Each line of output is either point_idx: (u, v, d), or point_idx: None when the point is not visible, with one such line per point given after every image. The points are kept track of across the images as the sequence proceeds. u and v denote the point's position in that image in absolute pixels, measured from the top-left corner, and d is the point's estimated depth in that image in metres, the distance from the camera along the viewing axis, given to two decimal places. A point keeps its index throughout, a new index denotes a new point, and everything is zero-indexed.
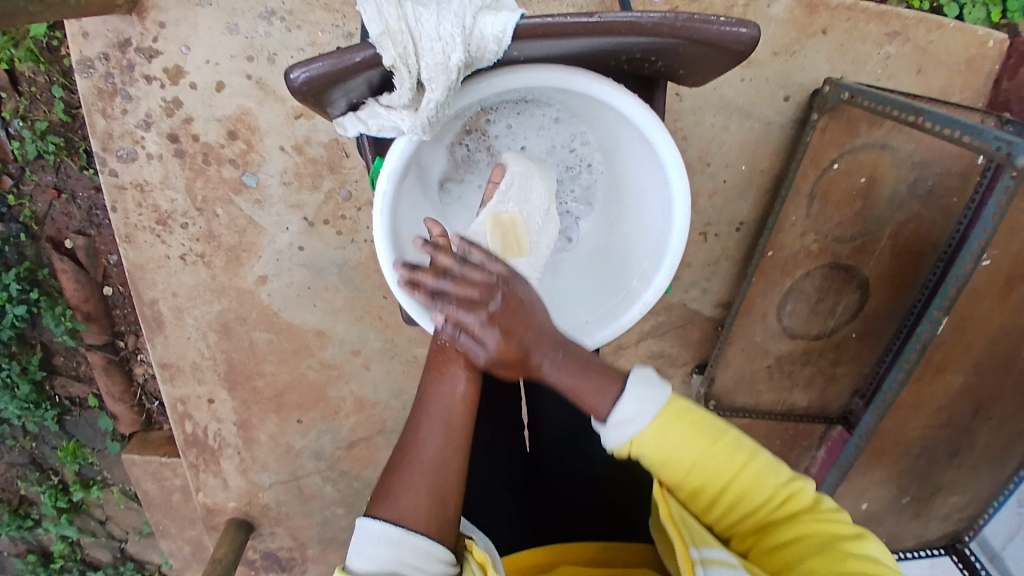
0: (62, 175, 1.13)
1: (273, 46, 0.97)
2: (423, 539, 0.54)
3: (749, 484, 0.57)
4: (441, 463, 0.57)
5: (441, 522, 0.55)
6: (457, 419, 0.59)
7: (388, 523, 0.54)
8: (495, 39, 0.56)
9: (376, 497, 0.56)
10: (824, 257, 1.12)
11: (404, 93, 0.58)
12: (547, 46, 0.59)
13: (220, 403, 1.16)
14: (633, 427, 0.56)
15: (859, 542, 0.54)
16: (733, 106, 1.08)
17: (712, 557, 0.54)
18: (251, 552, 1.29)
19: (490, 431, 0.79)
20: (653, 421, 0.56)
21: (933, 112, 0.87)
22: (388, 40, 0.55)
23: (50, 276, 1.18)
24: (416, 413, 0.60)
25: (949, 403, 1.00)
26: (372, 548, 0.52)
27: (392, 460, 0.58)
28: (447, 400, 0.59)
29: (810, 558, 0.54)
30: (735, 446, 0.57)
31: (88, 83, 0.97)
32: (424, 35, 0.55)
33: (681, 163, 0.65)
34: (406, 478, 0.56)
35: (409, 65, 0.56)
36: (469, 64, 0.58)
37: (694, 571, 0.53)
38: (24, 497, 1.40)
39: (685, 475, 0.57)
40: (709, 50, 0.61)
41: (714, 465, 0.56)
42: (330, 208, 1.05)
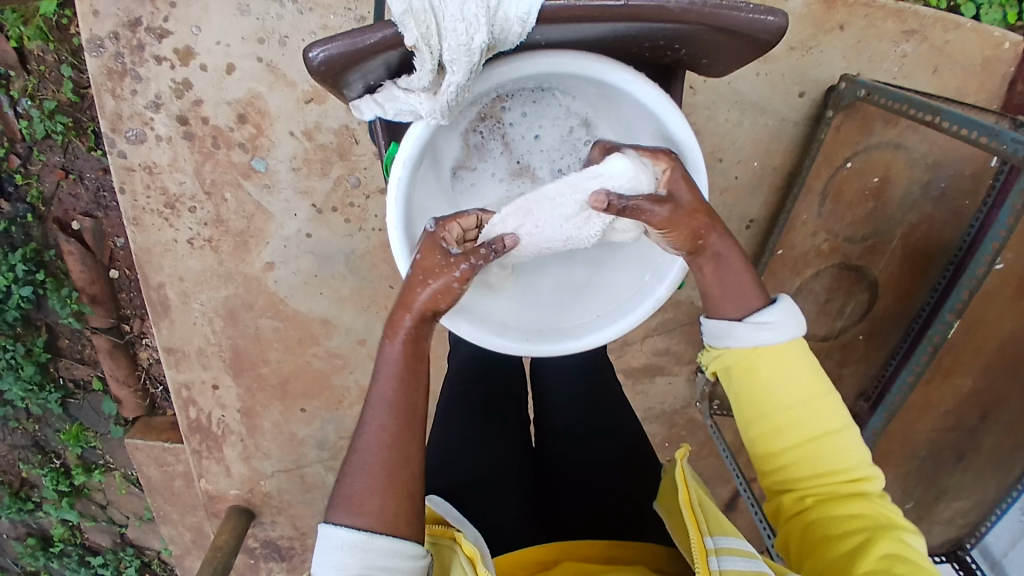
0: (70, 156, 1.13)
1: (284, 30, 0.97)
2: (389, 539, 0.53)
3: (834, 448, 0.59)
4: (399, 456, 0.56)
5: (404, 514, 0.54)
6: (413, 405, 0.57)
7: (352, 529, 0.53)
8: (520, 22, 0.55)
9: (336, 500, 0.55)
10: (834, 257, 1.11)
11: (424, 76, 0.57)
12: (570, 29, 0.58)
13: (224, 389, 1.16)
14: (769, 337, 0.58)
15: (917, 541, 0.57)
16: (747, 101, 1.07)
17: (726, 545, 0.56)
18: (252, 540, 1.29)
19: (495, 424, 0.79)
20: (788, 346, 0.59)
21: (951, 111, 0.86)
22: (410, 19, 0.53)
23: (57, 258, 1.18)
24: (364, 408, 0.58)
25: (957, 407, 1.01)
26: (337, 556, 0.52)
27: (348, 459, 0.57)
28: (398, 380, 0.58)
29: (869, 538, 0.56)
30: (831, 408, 0.59)
31: (98, 63, 0.96)
32: (448, 15, 0.53)
33: (700, 153, 0.64)
34: (362, 478, 0.55)
35: (430, 47, 0.55)
36: (492, 46, 0.57)
37: (709, 562, 0.54)
38: (26, 479, 1.40)
39: (786, 411, 0.59)
40: (734, 39, 0.60)
41: (814, 412, 0.59)
42: (339, 196, 1.05)
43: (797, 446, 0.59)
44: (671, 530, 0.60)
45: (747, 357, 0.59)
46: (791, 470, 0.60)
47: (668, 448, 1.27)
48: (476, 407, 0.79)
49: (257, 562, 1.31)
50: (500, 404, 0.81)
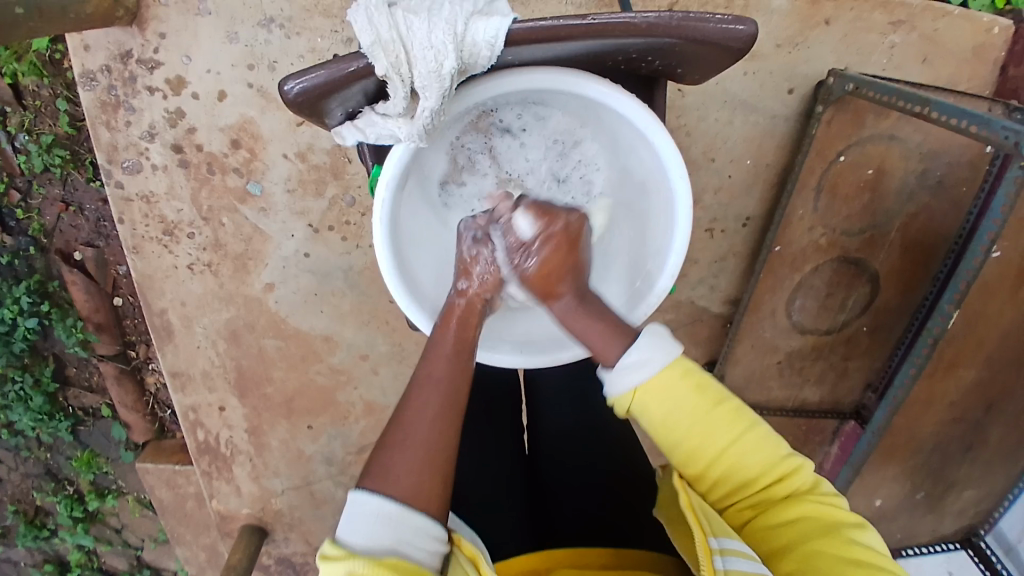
0: (69, 188, 1.14)
1: (273, 53, 0.98)
2: (423, 517, 0.51)
3: (748, 456, 0.57)
4: (441, 437, 0.55)
5: (437, 493, 0.53)
6: (460, 390, 0.58)
7: (388, 499, 0.51)
8: (488, 46, 0.56)
9: (369, 470, 0.53)
10: (833, 251, 1.11)
11: (398, 102, 0.58)
12: (544, 48, 0.58)
13: (231, 410, 1.17)
14: (640, 378, 0.56)
15: (861, 531, 0.55)
16: (737, 100, 1.07)
17: (732, 547, 0.54)
18: (266, 557, 1.29)
19: (489, 434, 0.79)
20: (659, 377, 0.56)
21: (940, 102, 0.86)
22: (380, 50, 0.55)
23: (61, 288, 1.19)
24: (412, 386, 0.57)
25: (963, 397, 0.98)
26: (367, 525, 0.50)
27: (388, 433, 0.55)
28: (448, 361, 0.59)
29: (813, 540, 0.54)
30: (740, 414, 0.57)
31: (92, 96, 0.97)
32: (416, 44, 0.55)
33: (681, 162, 0.65)
34: (403, 450, 0.54)
35: (402, 75, 0.56)
36: (463, 70, 0.58)
37: (713, 562, 0.53)
38: (40, 507, 1.42)
39: (688, 441, 0.56)
40: (707, 49, 0.61)
41: (718, 430, 0.56)
42: (335, 215, 1.06)
43: (720, 469, 0.57)
44: (674, 538, 0.59)
45: (629, 402, 0.57)
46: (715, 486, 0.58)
47: None
48: (472, 416, 0.80)
49: None
50: (490, 415, 0.81)
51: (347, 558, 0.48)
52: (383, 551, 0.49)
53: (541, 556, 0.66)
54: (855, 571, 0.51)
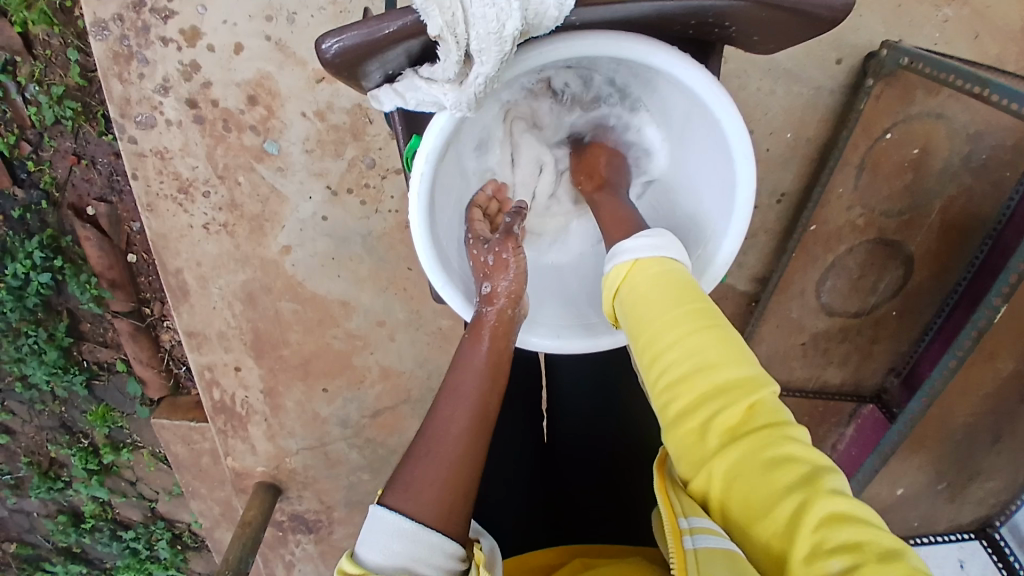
0: (81, 141, 1.11)
1: (292, 5, 0.93)
2: (438, 535, 0.48)
3: (707, 370, 0.47)
4: (465, 457, 0.52)
5: (458, 514, 0.50)
6: (488, 409, 0.55)
7: (405, 517, 0.48)
8: (557, 5, 0.51)
9: (391, 485, 0.51)
10: (869, 231, 1.06)
11: (450, 66, 0.53)
12: (610, 9, 0.54)
13: (247, 370, 1.16)
14: (644, 253, 0.55)
15: (832, 476, 0.43)
16: (780, 68, 1.01)
17: (702, 523, 0.45)
18: (280, 514, 1.31)
19: (506, 423, 0.76)
20: (652, 264, 0.54)
21: (1000, 84, 0.82)
22: (435, 7, 0.50)
23: (74, 243, 1.18)
24: (438, 398, 0.55)
25: (997, 389, 0.95)
26: (383, 541, 0.47)
27: (412, 446, 0.53)
28: (479, 374, 0.56)
29: (778, 485, 0.43)
30: (711, 328, 0.49)
31: (104, 46, 0.93)
32: (476, 1, 0.49)
33: (747, 140, 0.60)
34: (427, 466, 0.51)
35: (457, 35, 0.51)
36: (525, 32, 0.53)
37: (683, 542, 0.46)
38: (54, 459, 1.43)
39: (651, 336, 0.50)
40: (786, 15, 0.57)
41: (679, 328, 0.49)
42: (354, 176, 1.02)
43: (680, 399, 0.47)
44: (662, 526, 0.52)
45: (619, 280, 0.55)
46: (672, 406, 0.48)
47: None
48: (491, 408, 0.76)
49: (285, 536, 1.33)
50: (511, 402, 0.78)
51: None
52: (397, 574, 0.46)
53: (555, 554, 0.65)
54: (837, 531, 0.40)
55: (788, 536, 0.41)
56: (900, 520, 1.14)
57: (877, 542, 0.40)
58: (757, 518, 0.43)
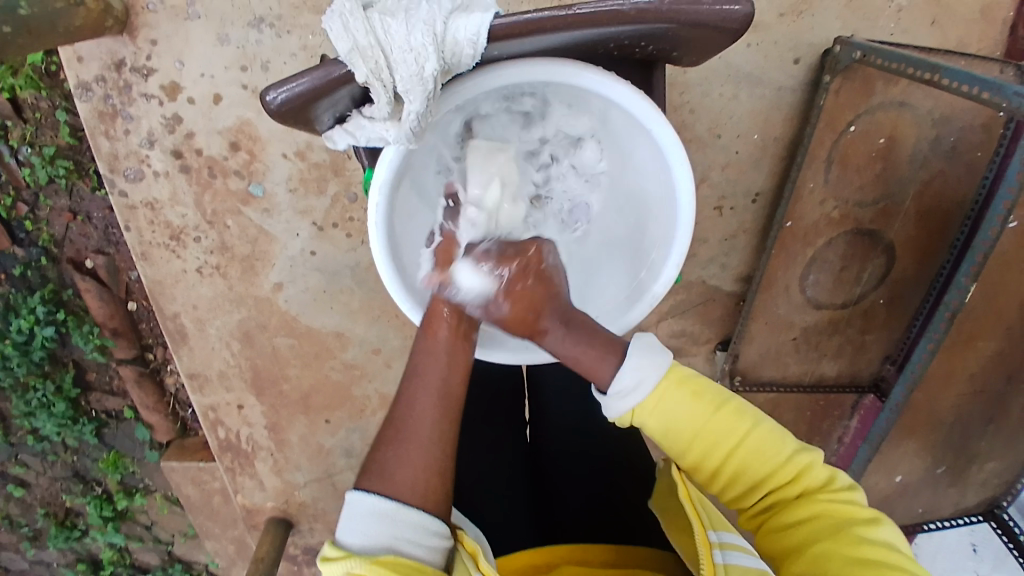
0: (76, 198, 1.15)
1: (266, 53, 0.97)
2: (418, 512, 0.52)
3: (752, 459, 0.57)
4: (434, 436, 0.56)
5: (433, 489, 0.54)
6: (453, 388, 0.58)
7: (382, 495, 0.52)
8: (470, 43, 0.54)
9: (369, 469, 0.55)
10: (846, 224, 1.08)
11: (382, 108, 0.57)
12: (528, 42, 0.57)
13: (250, 408, 1.19)
14: (635, 400, 0.56)
15: (873, 527, 0.54)
16: (741, 74, 1.04)
17: (730, 540, 0.57)
18: (294, 548, 1.33)
19: (489, 431, 0.80)
20: (653, 394, 0.56)
21: (950, 68, 0.85)
22: (359, 57, 0.54)
23: (75, 296, 1.21)
24: (405, 381, 0.59)
25: (983, 370, 0.96)
26: (365, 522, 0.51)
27: (384, 429, 0.57)
28: (441, 361, 0.59)
29: (823, 540, 0.53)
30: (739, 416, 0.57)
31: (89, 106, 0.97)
32: (396, 48, 0.54)
33: (681, 147, 0.64)
34: (400, 451, 0.55)
35: (383, 80, 0.55)
36: (447, 70, 0.57)
37: (713, 556, 0.55)
38: (70, 509, 1.46)
39: (688, 446, 0.57)
40: (701, 30, 0.60)
41: (718, 432, 0.56)
42: (338, 211, 1.05)
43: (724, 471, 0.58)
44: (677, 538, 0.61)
45: (627, 419, 0.57)
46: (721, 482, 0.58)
47: None
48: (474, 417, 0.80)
49: (300, 569, 1.35)
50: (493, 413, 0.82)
51: (345, 558, 0.50)
52: (378, 549, 0.50)
53: (541, 553, 0.66)
54: (861, 571, 0.50)
55: None
56: (904, 509, 1.14)
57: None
58: (794, 555, 0.55)
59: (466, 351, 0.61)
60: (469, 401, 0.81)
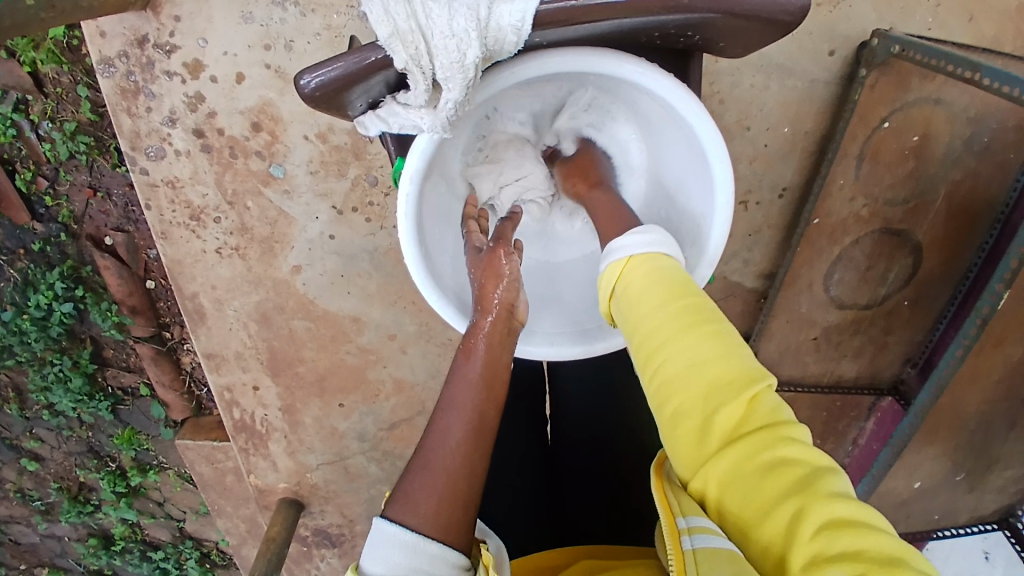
0: (95, 174, 1.15)
1: (289, 33, 0.95)
2: (441, 546, 0.49)
3: (703, 354, 0.47)
4: (466, 469, 0.52)
5: (458, 520, 0.51)
6: (487, 417, 0.55)
7: (409, 528, 0.49)
8: (514, 30, 0.53)
9: (394, 496, 0.51)
10: (874, 222, 1.06)
11: (419, 95, 0.56)
12: (570, 30, 0.55)
13: (265, 389, 1.19)
14: (627, 252, 0.55)
15: (835, 479, 0.43)
16: (772, 65, 1.02)
17: (701, 525, 0.46)
18: (304, 529, 1.33)
19: (510, 428, 0.78)
20: (639, 259, 0.54)
21: (990, 67, 0.82)
22: (398, 42, 0.53)
23: (94, 273, 1.22)
24: (436, 410, 0.55)
25: (1010, 375, 0.94)
26: (387, 553, 0.48)
27: (414, 458, 0.53)
28: (475, 388, 0.56)
29: (780, 491, 0.42)
30: (701, 310, 0.49)
31: (111, 83, 0.96)
32: (436, 33, 0.52)
33: (721, 143, 0.62)
34: (428, 481, 0.51)
35: (422, 67, 0.54)
36: (487, 58, 0.55)
37: (681, 543, 0.46)
38: (84, 484, 1.47)
39: (646, 328, 0.50)
40: (750, 22, 0.58)
41: (677, 320, 0.49)
42: (357, 195, 1.05)
43: (675, 400, 0.47)
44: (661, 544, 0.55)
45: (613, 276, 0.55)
46: (664, 392, 0.49)
47: None
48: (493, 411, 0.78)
49: (310, 550, 1.36)
50: (513, 408, 0.79)
51: None
52: None
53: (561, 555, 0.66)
54: (831, 532, 0.40)
55: (786, 541, 0.41)
56: (920, 513, 1.13)
57: (873, 545, 0.39)
58: (744, 510, 0.43)
59: (501, 380, 0.57)
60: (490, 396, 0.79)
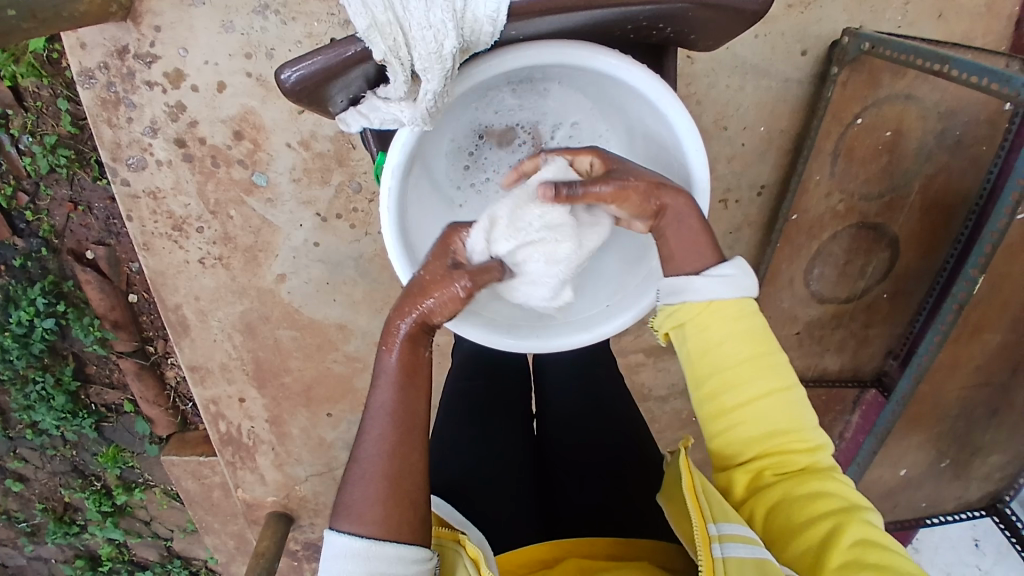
0: (76, 187, 1.14)
1: (270, 42, 0.96)
2: (394, 546, 0.52)
3: (773, 413, 0.57)
4: (398, 466, 0.54)
5: (404, 522, 0.53)
6: (405, 411, 0.56)
7: (355, 538, 0.52)
8: (490, 21, 0.54)
9: (338, 513, 0.54)
10: (851, 217, 1.08)
11: (399, 86, 0.57)
12: (547, 21, 0.57)
13: (251, 401, 1.18)
14: (716, 290, 0.57)
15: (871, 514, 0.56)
16: (747, 65, 1.04)
17: (730, 533, 0.55)
18: (293, 543, 1.32)
19: (495, 422, 0.79)
20: (730, 304, 0.57)
21: (960, 59, 0.84)
22: (377, 34, 0.53)
23: (75, 287, 1.20)
24: (364, 419, 0.56)
25: (988, 362, 0.96)
26: (342, 565, 0.51)
27: (349, 470, 0.55)
28: (395, 391, 0.56)
29: (835, 519, 0.55)
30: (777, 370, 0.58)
31: (91, 94, 0.96)
32: (414, 24, 0.53)
33: (696, 132, 0.63)
34: (367, 489, 0.54)
35: (401, 58, 0.55)
36: (464, 49, 0.56)
37: (712, 550, 0.54)
38: (68, 504, 1.45)
39: (729, 368, 0.57)
40: (718, 12, 0.60)
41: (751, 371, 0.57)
42: (341, 203, 1.05)
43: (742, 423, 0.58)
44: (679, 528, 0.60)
45: (697, 311, 0.57)
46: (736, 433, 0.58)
47: (693, 423, 1.26)
48: (476, 407, 0.79)
49: (300, 564, 1.35)
50: (497, 403, 0.81)
51: None
52: None
53: (550, 547, 0.66)
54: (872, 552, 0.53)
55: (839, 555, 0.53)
56: (907, 503, 1.14)
57: (903, 565, 0.52)
58: (796, 532, 0.56)
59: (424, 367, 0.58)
60: (473, 392, 0.80)
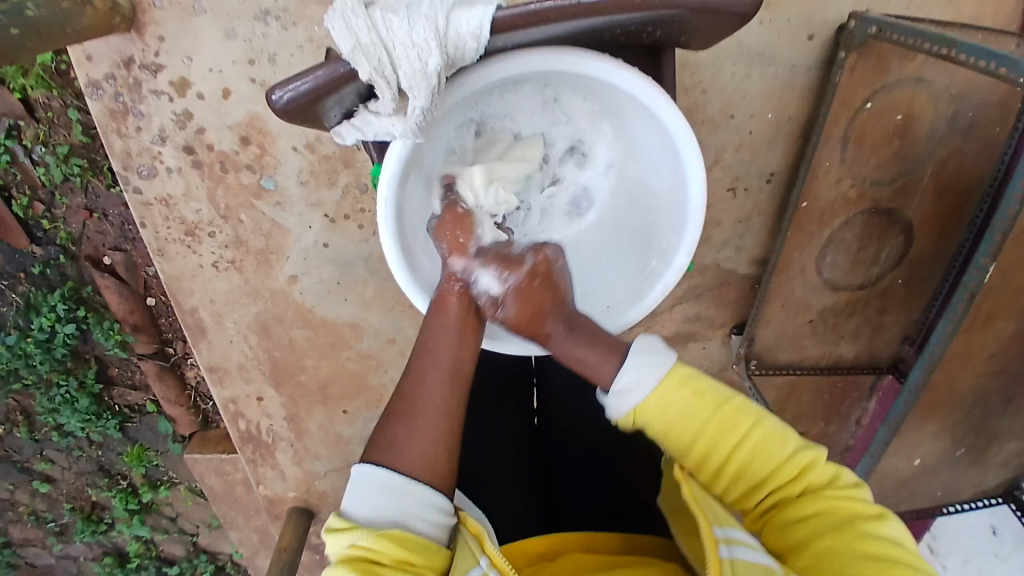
0: (91, 196, 1.17)
1: (273, 47, 0.97)
2: (427, 489, 0.53)
3: (753, 453, 0.58)
4: (444, 410, 0.56)
5: (439, 466, 0.55)
6: (463, 364, 0.59)
7: (390, 470, 0.53)
8: (473, 36, 0.55)
9: (377, 443, 0.55)
10: (863, 203, 1.06)
11: (387, 103, 0.58)
12: (534, 32, 0.57)
13: (268, 400, 1.20)
14: (635, 398, 0.57)
15: (880, 523, 0.55)
16: (753, 52, 1.02)
17: (736, 536, 0.55)
18: (315, 536, 1.35)
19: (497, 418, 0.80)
20: (653, 396, 0.58)
21: (967, 43, 0.83)
22: (361, 55, 0.54)
23: (94, 293, 1.23)
24: (415, 356, 0.59)
25: (1003, 349, 0.95)
26: (372, 496, 0.52)
27: (394, 403, 0.57)
28: (452, 338, 0.59)
29: (827, 537, 0.54)
30: (741, 413, 0.58)
31: (100, 105, 0.98)
32: (398, 44, 0.55)
33: (692, 136, 0.63)
34: (409, 424, 0.55)
35: (387, 77, 0.56)
36: (451, 64, 0.57)
37: (718, 551, 0.54)
38: (96, 503, 1.49)
39: (691, 443, 0.58)
40: (707, 16, 0.59)
41: (718, 430, 0.58)
42: (349, 204, 1.06)
43: (726, 472, 0.59)
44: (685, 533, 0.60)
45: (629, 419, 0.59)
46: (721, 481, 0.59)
47: None
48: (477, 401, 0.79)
49: (322, 558, 1.38)
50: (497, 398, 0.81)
51: (351, 530, 0.51)
52: (387, 523, 0.51)
53: (548, 540, 0.67)
54: (868, 565, 0.52)
55: (836, 575, 0.52)
56: (924, 492, 1.13)
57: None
58: (798, 553, 0.56)
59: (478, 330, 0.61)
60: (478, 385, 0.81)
